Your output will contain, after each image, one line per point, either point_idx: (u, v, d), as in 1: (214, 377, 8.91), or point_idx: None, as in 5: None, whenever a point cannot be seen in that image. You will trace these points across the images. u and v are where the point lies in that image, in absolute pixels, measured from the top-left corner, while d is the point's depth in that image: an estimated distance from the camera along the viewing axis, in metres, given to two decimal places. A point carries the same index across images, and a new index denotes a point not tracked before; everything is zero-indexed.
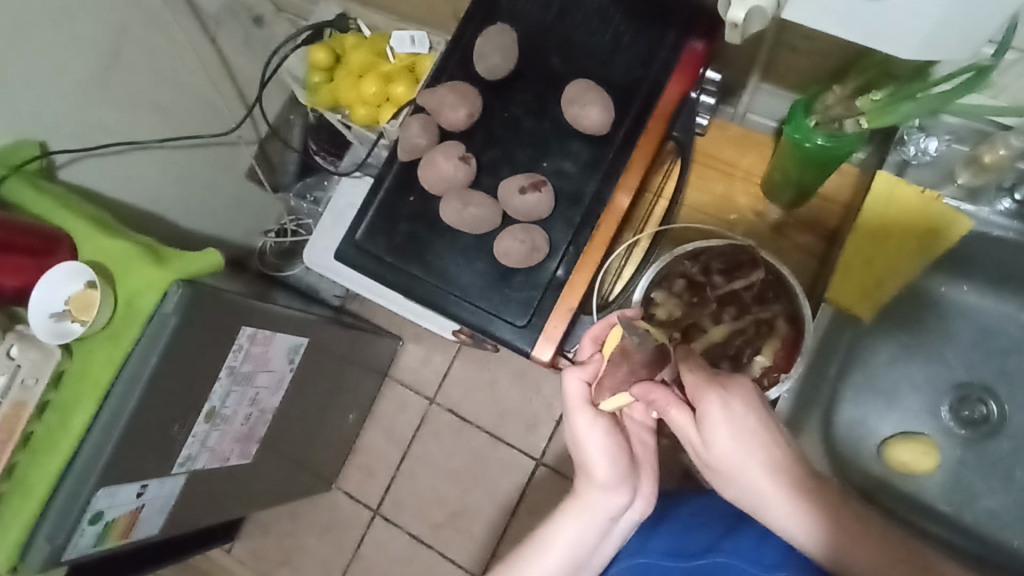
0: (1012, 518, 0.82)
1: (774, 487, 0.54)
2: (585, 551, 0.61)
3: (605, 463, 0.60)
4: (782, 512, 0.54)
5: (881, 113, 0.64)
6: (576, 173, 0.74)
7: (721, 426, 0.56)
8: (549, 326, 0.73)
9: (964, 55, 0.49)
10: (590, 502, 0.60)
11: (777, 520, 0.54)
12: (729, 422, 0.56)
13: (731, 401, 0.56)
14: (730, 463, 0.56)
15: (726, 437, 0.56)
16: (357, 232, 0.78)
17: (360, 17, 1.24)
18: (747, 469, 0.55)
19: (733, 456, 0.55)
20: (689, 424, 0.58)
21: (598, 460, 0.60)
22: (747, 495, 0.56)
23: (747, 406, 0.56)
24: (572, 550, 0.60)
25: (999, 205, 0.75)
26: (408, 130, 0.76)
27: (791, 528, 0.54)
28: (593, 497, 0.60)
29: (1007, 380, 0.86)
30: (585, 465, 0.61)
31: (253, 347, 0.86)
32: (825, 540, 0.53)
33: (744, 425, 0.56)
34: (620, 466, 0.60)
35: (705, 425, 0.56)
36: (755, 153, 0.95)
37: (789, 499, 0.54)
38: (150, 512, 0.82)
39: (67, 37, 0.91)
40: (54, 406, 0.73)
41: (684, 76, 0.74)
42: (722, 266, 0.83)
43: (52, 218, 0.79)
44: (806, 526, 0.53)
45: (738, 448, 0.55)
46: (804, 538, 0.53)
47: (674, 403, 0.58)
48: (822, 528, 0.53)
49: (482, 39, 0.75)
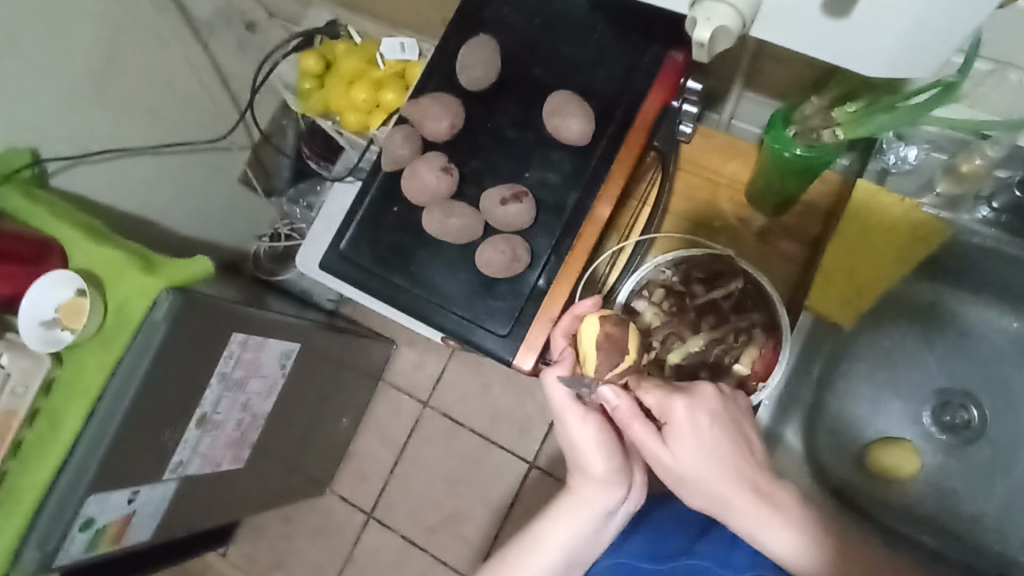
0: (994, 522, 0.83)
1: (742, 494, 0.55)
2: (582, 546, 0.63)
3: (600, 458, 0.63)
4: (752, 520, 0.55)
5: (857, 125, 0.65)
6: (558, 183, 0.75)
7: (688, 437, 0.56)
8: (531, 335, 0.74)
9: (929, 74, 0.50)
10: (587, 496, 0.63)
11: (747, 527, 0.56)
12: (694, 432, 0.56)
13: (698, 414, 0.56)
14: (696, 473, 0.56)
15: (693, 447, 0.56)
16: (342, 241, 0.79)
17: (351, 24, 1.25)
18: (714, 478, 0.55)
19: (700, 467, 0.56)
20: (651, 437, 0.58)
21: (590, 456, 0.63)
22: (716, 504, 0.56)
23: (714, 418, 0.57)
24: (570, 545, 0.62)
25: (977, 213, 0.76)
26: (392, 141, 0.77)
27: (761, 535, 0.55)
28: (589, 491, 0.63)
29: (988, 385, 0.87)
30: (579, 461, 0.64)
31: (245, 353, 0.86)
32: (793, 549, 0.54)
33: (709, 434, 0.56)
34: (613, 460, 0.63)
35: (672, 438, 0.56)
36: (738, 162, 0.95)
37: (757, 506, 0.55)
38: (142, 518, 0.83)
39: (58, 47, 0.92)
40: (43, 414, 0.74)
41: (661, 88, 0.74)
42: (702, 276, 0.86)
43: (42, 226, 0.80)
44: (769, 533, 0.55)
45: (705, 459, 0.56)
46: (775, 545, 0.55)
47: (637, 417, 0.57)
48: (793, 533, 0.54)
49: (465, 50, 0.76)
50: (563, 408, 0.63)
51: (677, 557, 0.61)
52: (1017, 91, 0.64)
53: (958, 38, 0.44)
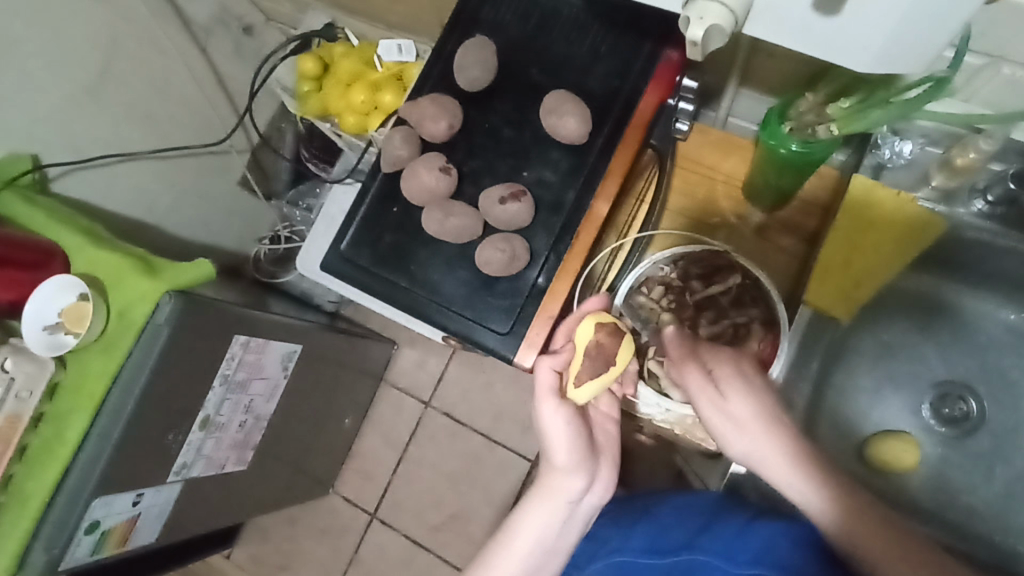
0: (994, 512, 0.83)
1: (783, 444, 0.56)
2: (552, 538, 0.66)
3: (567, 449, 0.65)
4: (792, 471, 0.55)
5: (850, 120, 0.66)
6: (556, 182, 0.76)
7: (736, 382, 0.58)
8: (531, 333, 0.75)
9: (918, 70, 0.50)
10: (554, 486, 0.66)
11: (785, 478, 0.56)
12: (742, 378, 0.58)
13: (745, 364, 0.59)
14: (740, 421, 0.57)
15: (741, 393, 0.57)
16: (343, 242, 0.79)
17: (348, 26, 1.26)
18: (756, 425, 0.57)
19: (747, 412, 0.57)
20: (699, 382, 0.59)
21: (558, 447, 0.66)
22: (759, 451, 0.57)
23: (758, 372, 0.60)
24: (540, 537, 0.65)
25: (972, 206, 0.76)
26: (390, 142, 0.78)
27: (800, 489, 0.55)
28: (556, 482, 0.66)
29: (985, 377, 0.88)
30: (549, 452, 0.67)
31: (247, 355, 0.87)
32: (831, 505, 0.54)
33: (756, 382, 0.58)
34: (577, 452, 0.66)
35: (722, 385, 0.58)
36: (736, 158, 0.95)
37: (796, 457, 0.56)
38: (147, 520, 0.84)
39: (57, 53, 0.93)
40: (48, 418, 0.74)
41: (660, 84, 0.75)
42: (700, 271, 0.86)
43: (45, 231, 0.81)
44: (810, 485, 0.55)
45: (753, 404, 0.57)
46: (811, 499, 0.55)
47: (689, 361, 0.60)
48: (828, 492, 0.54)
49: (461, 51, 0.76)
50: (540, 397, 0.65)
51: (677, 552, 0.60)
52: (1009, 85, 0.65)
53: (944, 35, 0.45)
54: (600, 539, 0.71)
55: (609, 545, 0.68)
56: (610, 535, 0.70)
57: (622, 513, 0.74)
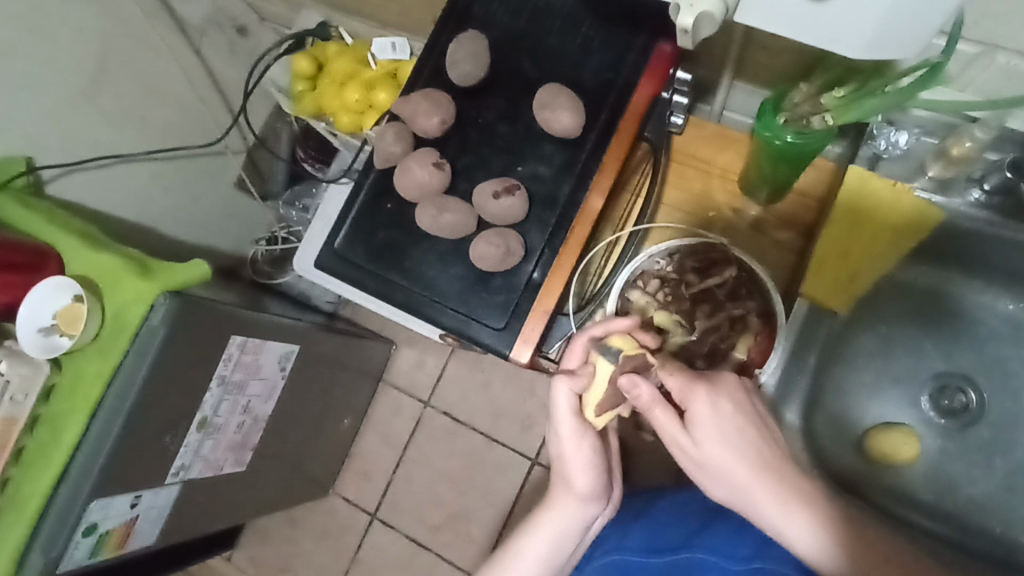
0: (994, 504, 0.83)
1: (768, 484, 0.54)
2: (561, 553, 0.71)
3: (587, 477, 0.69)
4: (777, 515, 0.53)
5: (845, 110, 0.65)
6: (550, 176, 0.75)
7: (710, 425, 0.57)
8: (527, 327, 0.74)
9: (916, 53, 0.49)
10: (569, 509, 0.71)
11: (771, 521, 0.54)
12: (717, 421, 0.57)
13: (718, 399, 0.58)
14: (717, 463, 0.56)
15: (714, 437, 0.57)
16: (336, 240, 0.79)
17: (342, 25, 1.26)
18: (736, 468, 0.55)
19: (722, 453, 0.56)
20: (673, 425, 0.59)
21: (578, 475, 0.69)
22: (739, 496, 0.55)
23: (734, 404, 0.58)
24: (552, 552, 0.70)
25: (970, 196, 0.75)
26: (383, 139, 0.77)
27: (788, 531, 0.53)
28: (572, 504, 0.70)
29: (983, 367, 0.87)
30: (566, 477, 0.70)
31: (244, 356, 0.86)
32: (819, 545, 0.52)
33: (732, 422, 0.57)
34: (597, 480, 0.70)
35: (693, 426, 0.58)
36: (732, 152, 0.95)
37: (781, 497, 0.54)
38: (146, 522, 0.83)
39: (49, 54, 0.92)
40: (44, 420, 0.74)
41: (654, 76, 0.74)
42: (696, 265, 0.86)
43: (38, 234, 0.80)
44: (797, 527, 0.53)
45: (726, 449, 0.56)
46: (800, 543, 0.52)
47: (659, 403, 0.60)
48: (819, 532, 0.52)
49: (453, 45, 0.76)
50: (563, 426, 0.66)
51: (674, 550, 0.60)
52: (1005, 74, 0.64)
53: (929, 28, 0.45)
54: (600, 538, 0.71)
55: (608, 543, 0.67)
56: (608, 534, 0.70)
57: (622, 513, 0.73)
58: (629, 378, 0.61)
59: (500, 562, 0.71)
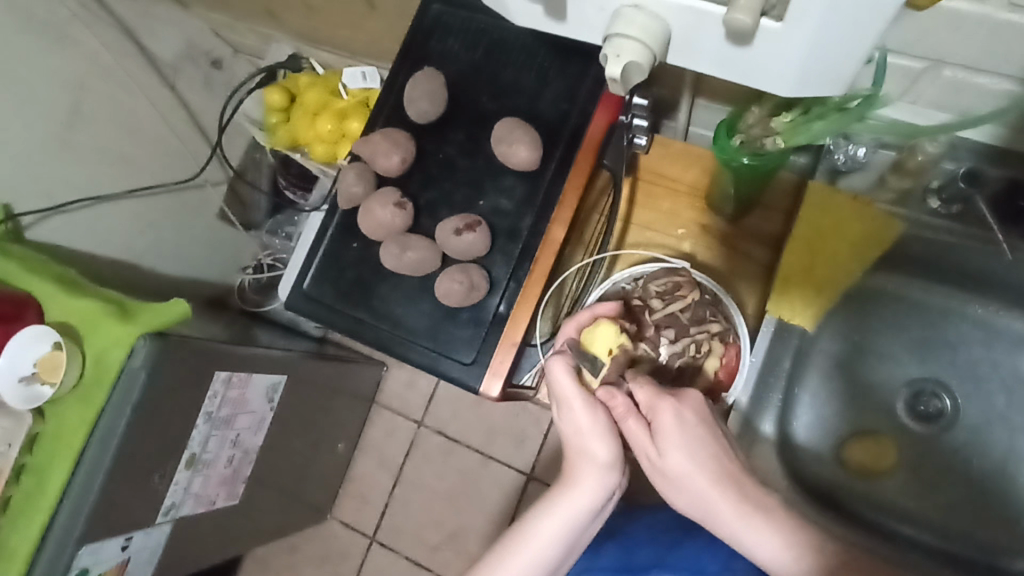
0: (974, 506, 0.83)
1: (730, 496, 0.54)
2: (576, 536, 0.60)
3: (607, 443, 0.60)
4: (739, 527, 0.53)
5: (794, 133, 0.66)
6: (512, 209, 0.76)
7: (675, 435, 0.57)
8: (496, 360, 0.75)
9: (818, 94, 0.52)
10: (589, 484, 0.59)
11: (734, 533, 0.54)
12: (682, 430, 0.57)
13: (683, 410, 0.58)
14: (682, 474, 0.56)
15: (680, 447, 0.56)
16: (304, 281, 0.80)
17: (312, 56, 1.26)
18: (696, 479, 0.55)
19: (686, 466, 0.56)
20: (641, 435, 0.59)
21: (596, 442, 0.60)
22: (700, 506, 0.55)
23: (698, 415, 0.58)
24: (566, 537, 0.59)
25: (930, 204, 0.76)
26: (345, 180, 0.77)
27: (751, 542, 0.53)
28: (591, 478, 0.59)
29: (957, 372, 0.87)
30: (584, 448, 0.60)
31: (230, 391, 0.87)
32: (783, 557, 0.52)
33: (697, 433, 0.57)
34: (619, 449, 0.60)
35: (659, 435, 0.58)
36: (697, 169, 0.97)
37: (742, 509, 0.54)
38: (138, 562, 0.84)
39: (18, 105, 0.93)
40: (29, 470, 0.73)
41: (608, 106, 0.75)
42: (660, 290, 0.82)
43: (17, 282, 0.81)
44: (760, 539, 0.53)
45: (690, 459, 0.56)
46: (764, 554, 0.53)
47: (632, 413, 0.60)
48: (782, 545, 0.52)
49: (410, 84, 0.77)
50: (570, 393, 0.61)
51: (646, 569, 0.61)
52: (953, 86, 0.65)
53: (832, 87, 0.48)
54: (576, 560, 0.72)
55: (579, 565, 0.69)
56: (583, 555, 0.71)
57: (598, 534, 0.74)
58: (604, 390, 0.61)
59: (505, 546, 0.60)
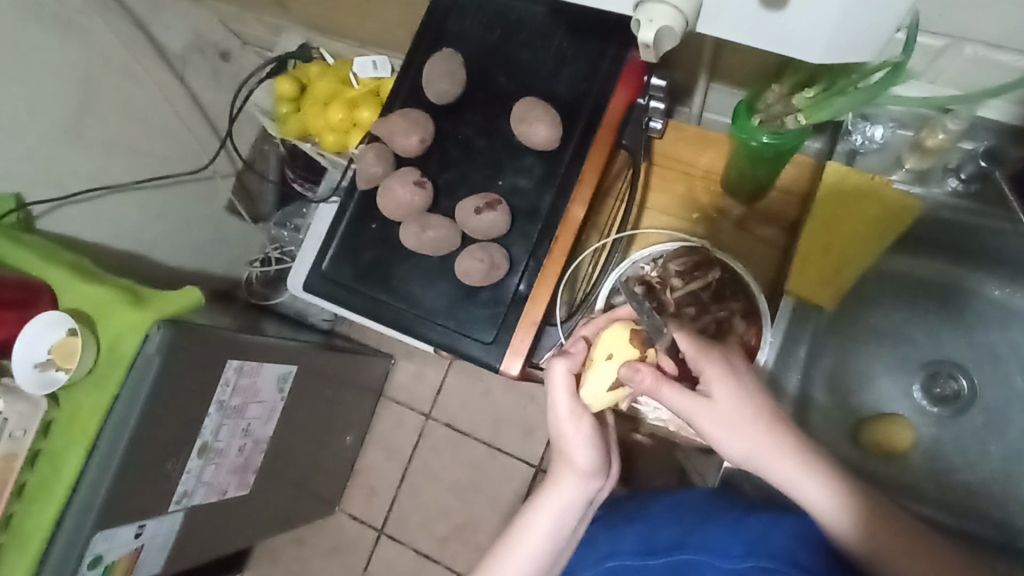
0: (991, 488, 0.83)
1: (780, 439, 0.56)
2: (563, 534, 0.67)
3: (587, 451, 0.66)
4: (791, 469, 0.55)
5: (816, 110, 0.65)
6: (531, 188, 0.76)
7: (725, 384, 0.58)
8: (516, 339, 0.75)
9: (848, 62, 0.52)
10: (570, 485, 0.66)
11: (787, 475, 0.56)
12: (731, 380, 0.59)
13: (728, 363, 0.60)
14: (735, 418, 0.57)
15: (731, 394, 0.58)
16: (323, 262, 0.80)
17: (323, 46, 1.25)
18: (744, 426, 0.57)
19: (739, 410, 0.57)
20: (684, 396, 0.58)
21: (578, 450, 0.66)
22: (753, 451, 0.56)
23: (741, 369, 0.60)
24: (554, 534, 0.66)
25: (948, 184, 0.77)
26: (363, 160, 0.77)
27: (803, 483, 0.55)
28: (573, 482, 0.66)
29: (973, 353, 0.87)
30: (566, 454, 0.66)
31: (242, 380, 0.87)
32: (832, 494, 0.54)
33: (744, 382, 0.59)
34: (598, 455, 0.66)
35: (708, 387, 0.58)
36: (712, 152, 0.95)
37: (787, 454, 0.56)
38: (151, 550, 0.84)
39: (30, 92, 0.93)
40: (44, 455, 0.73)
41: (627, 84, 0.75)
42: (681, 268, 0.85)
43: (29, 268, 0.80)
44: (810, 478, 0.55)
45: (742, 404, 0.57)
46: (815, 492, 0.55)
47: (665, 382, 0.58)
48: (829, 484, 0.55)
49: (428, 65, 0.77)
50: (558, 402, 0.65)
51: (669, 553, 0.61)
52: (973, 63, 0.64)
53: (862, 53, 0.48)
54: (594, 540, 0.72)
55: (602, 547, 0.69)
56: (603, 536, 0.71)
57: (617, 516, 0.74)
58: (629, 365, 0.59)
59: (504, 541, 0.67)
